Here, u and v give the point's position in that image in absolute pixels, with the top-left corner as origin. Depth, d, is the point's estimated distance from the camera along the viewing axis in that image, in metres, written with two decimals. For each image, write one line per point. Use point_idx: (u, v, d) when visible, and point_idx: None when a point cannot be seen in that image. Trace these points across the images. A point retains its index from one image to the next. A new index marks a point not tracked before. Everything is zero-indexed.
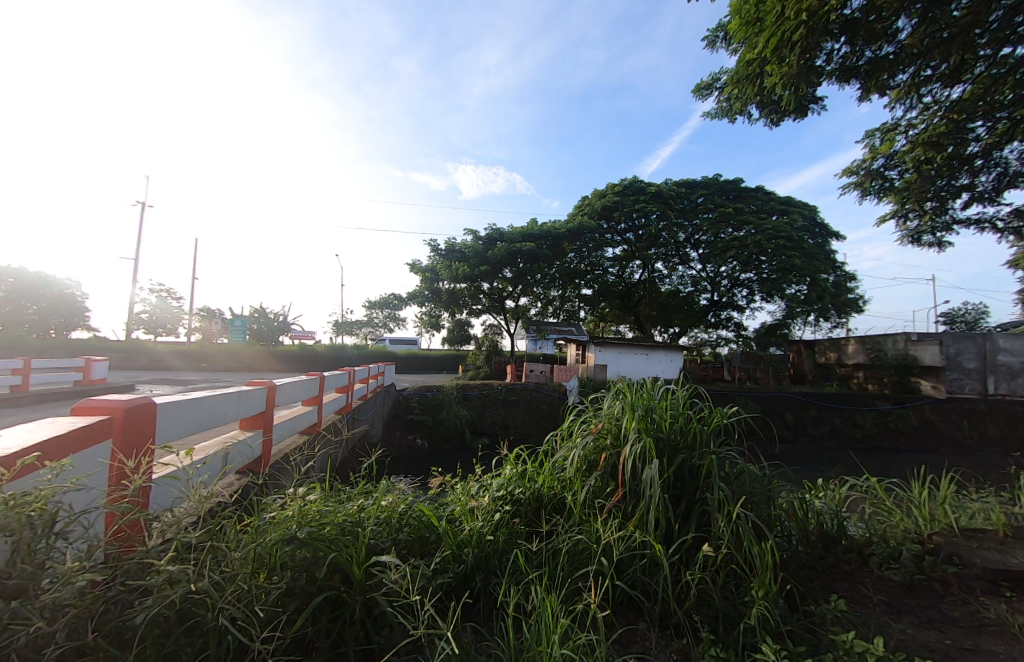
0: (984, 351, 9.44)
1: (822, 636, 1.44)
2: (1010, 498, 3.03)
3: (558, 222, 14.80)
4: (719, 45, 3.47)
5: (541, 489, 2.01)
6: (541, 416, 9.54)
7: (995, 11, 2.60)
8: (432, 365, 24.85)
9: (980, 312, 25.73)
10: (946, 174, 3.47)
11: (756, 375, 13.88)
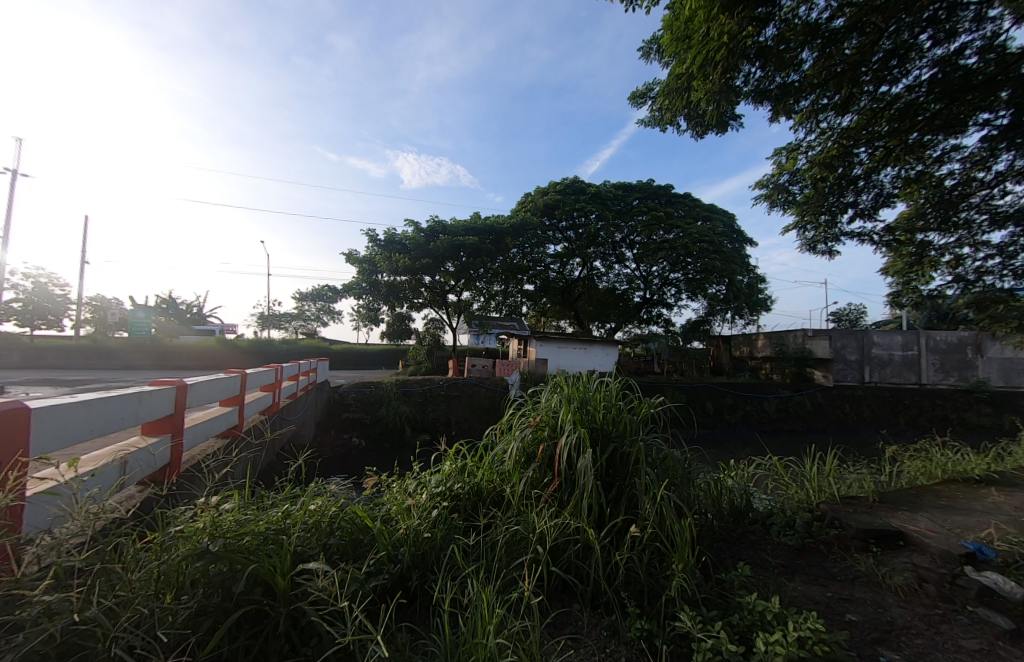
0: (862, 344, 11.12)
1: (730, 599, 1.60)
2: (874, 468, 3.61)
3: (502, 217, 14.86)
4: (653, 56, 3.66)
5: (481, 484, 2.02)
6: (483, 411, 9.60)
7: (876, 53, 3.03)
8: (371, 361, 23.82)
9: (858, 311, 30.15)
10: (837, 192, 3.92)
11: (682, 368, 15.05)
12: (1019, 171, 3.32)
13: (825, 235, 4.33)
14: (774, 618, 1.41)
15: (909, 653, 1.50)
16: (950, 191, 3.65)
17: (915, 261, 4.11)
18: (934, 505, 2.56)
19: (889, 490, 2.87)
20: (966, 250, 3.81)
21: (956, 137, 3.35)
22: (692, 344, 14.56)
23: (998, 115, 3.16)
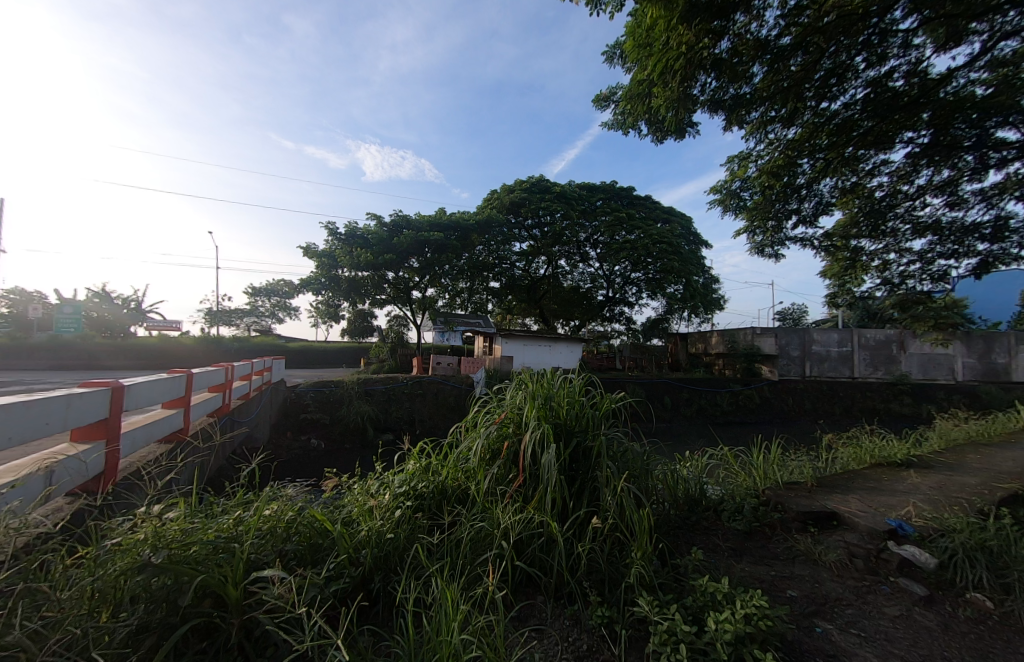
0: (804, 341, 12.00)
1: (684, 582, 1.69)
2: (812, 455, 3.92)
3: (468, 214, 14.74)
4: (616, 61, 3.75)
5: (446, 482, 2.00)
6: (448, 409, 9.51)
7: (818, 70, 3.26)
8: (330, 360, 22.92)
9: (800, 310, 32.50)
10: (782, 199, 4.18)
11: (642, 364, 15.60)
12: (936, 185, 3.70)
13: (772, 239, 4.60)
14: (725, 598, 1.50)
15: (841, 622, 1.66)
16: (879, 202, 4.00)
17: (848, 265, 4.48)
18: (863, 488, 2.82)
19: (825, 475, 3.13)
20: (891, 256, 4.21)
21: (884, 153, 3.68)
22: (651, 342, 15.86)
23: (919, 135, 3.51)
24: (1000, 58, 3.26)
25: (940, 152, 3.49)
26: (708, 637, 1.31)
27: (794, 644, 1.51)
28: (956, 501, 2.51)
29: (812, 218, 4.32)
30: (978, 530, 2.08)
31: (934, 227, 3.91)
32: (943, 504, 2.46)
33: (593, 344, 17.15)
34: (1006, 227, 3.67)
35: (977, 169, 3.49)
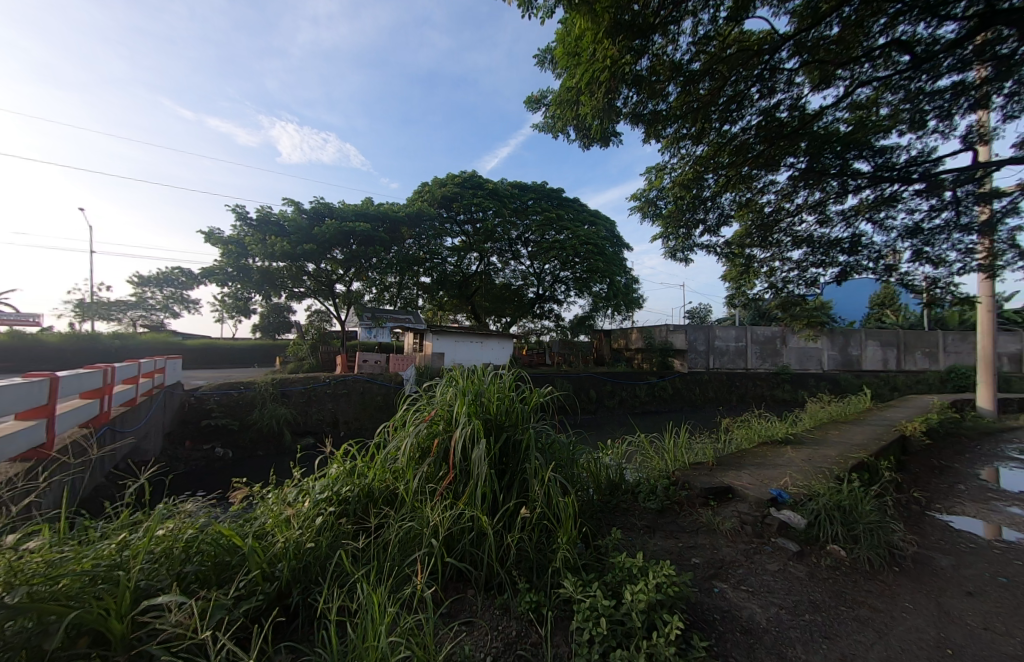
0: (708, 337, 13.46)
1: (605, 561, 1.82)
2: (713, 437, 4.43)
3: (397, 205, 14.16)
4: (547, 66, 3.85)
5: (373, 485, 1.93)
6: (375, 409, 9.09)
7: (721, 96, 3.66)
8: (239, 359, 20.58)
9: (705, 310, 36.40)
10: (691, 209, 4.64)
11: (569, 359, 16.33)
12: (810, 204, 4.37)
13: (682, 245, 5.09)
14: (640, 571, 1.64)
15: (734, 581, 1.93)
16: (767, 217, 4.62)
17: (743, 270, 5.13)
18: (752, 464, 3.27)
19: (723, 454, 3.57)
20: (776, 263, 4.90)
21: (772, 174, 4.26)
22: (578, 338, 16.69)
23: (798, 161, 4.12)
24: (857, 102, 3.92)
25: (814, 177, 4.13)
26: (625, 609, 1.43)
27: (697, 605, 1.72)
28: (820, 470, 3.02)
29: (715, 227, 4.86)
30: (835, 493, 2.53)
31: (808, 240, 4.63)
32: (811, 473, 2.94)
33: (524, 340, 17.57)
34: (859, 243, 4.45)
35: (839, 194, 4.20)
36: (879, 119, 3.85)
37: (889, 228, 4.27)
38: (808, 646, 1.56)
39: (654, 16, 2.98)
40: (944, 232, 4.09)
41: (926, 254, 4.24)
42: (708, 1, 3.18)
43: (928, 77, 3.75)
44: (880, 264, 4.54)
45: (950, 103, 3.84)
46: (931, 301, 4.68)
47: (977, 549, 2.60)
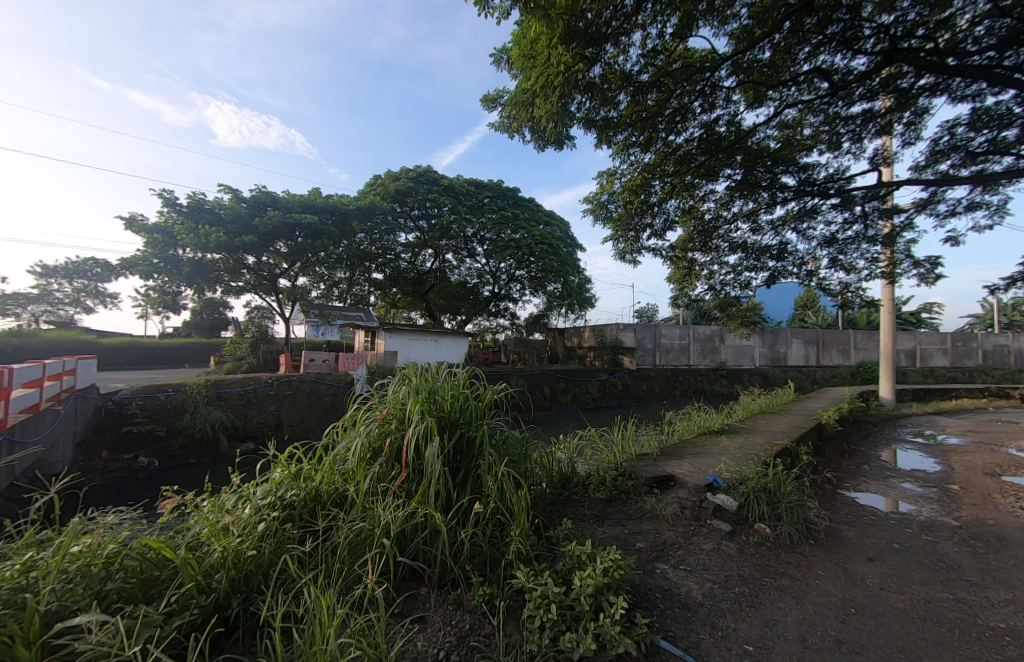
0: (655, 336, 14.20)
1: (556, 550, 1.89)
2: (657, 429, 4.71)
3: (347, 198, 13.56)
4: (503, 66, 3.87)
5: (321, 487, 1.85)
6: (322, 411, 8.63)
7: (668, 107, 3.88)
8: (166, 359, 18.71)
9: (653, 311, 38.32)
10: (640, 214, 4.87)
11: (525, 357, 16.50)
12: (744, 213, 4.76)
13: (631, 247, 5.34)
14: (589, 558, 1.71)
15: (674, 562, 2.08)
16: (708, 223, 4.96)
17: (686, 272, 5.48)
18: (692, 453, 3.52)
19: (666, 445, 3.81)
20: (715, 267, 5.29)
21: (712, 184, 4.58)
22: (532, 335, 17.12)
23: (734, 173, 4.47)
24: (784, 122, 4.31)
25: (748, 188, 4.50)
26: (574, 594, 1.50)
27: (641, 586, 1.83)
28: (751, 457, 3.31)
29: (661, 232, 5.15)
30: (762, 476, 2.79)
31: (742, 246, 5.03)
32: (742, 460, 3.22)
33: (479, 338, 17.52)
34: (785, 250, 4.90)
35: (769, 204, 4.62)
36: (802, 139, 4.27)
37: (810, 238, 4.75)
38: (736, 616, 1.72)
39: (606, 26, 3.10)
40: (856, 242, 4.61)
41: (839, 261, 4.77)
42: (656, 17, 3.36)
43: (844, 103, 4.21)
44: (803, 269, 5.04)
45: (860, 128, 4.34)
46: (844, 303, 5.27)
47: (878, 521, 2.98)
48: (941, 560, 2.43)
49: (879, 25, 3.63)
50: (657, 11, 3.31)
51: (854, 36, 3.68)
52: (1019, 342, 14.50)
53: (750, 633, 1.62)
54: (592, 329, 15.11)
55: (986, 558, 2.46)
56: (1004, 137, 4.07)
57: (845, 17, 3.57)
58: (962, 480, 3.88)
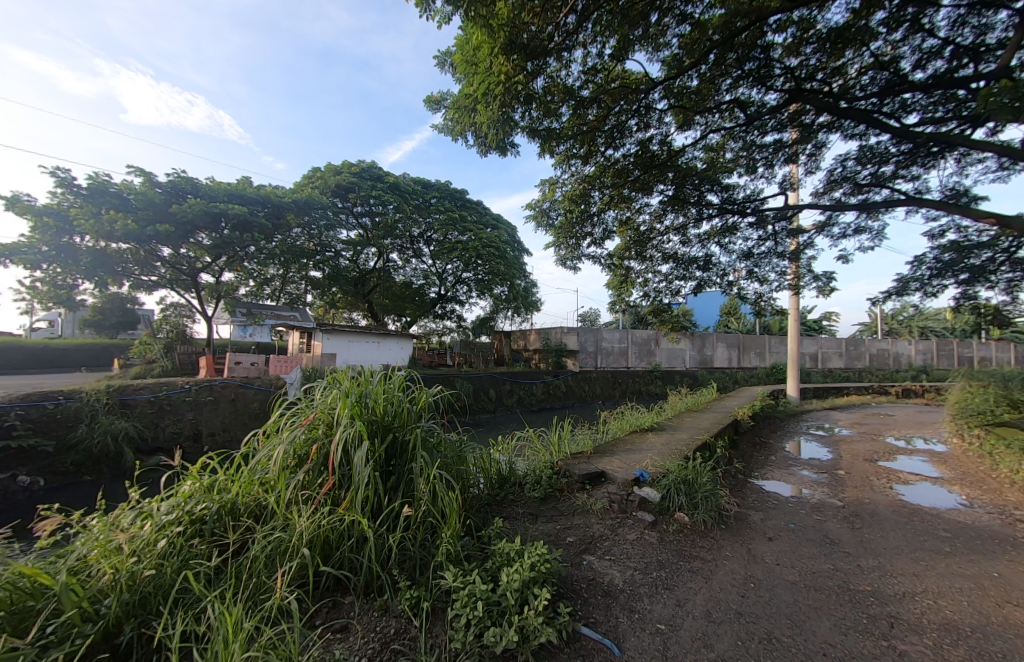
0: (597, 339, 14.71)
1: (486, 548, 1.93)
2: (592, 428, 4.94)
3: (282, 190, 12.70)
4: (446, 69, 3.86)
5: (237, 499, 1.74)
6: (248, 418, 8.04)
7: (606, 123, 4.10)
8: (58, 361, 16.29)
9: (595, 315, 40.03)
10: (579, 223, 5.10)
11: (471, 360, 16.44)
12: (674, 226, 5.16)
13: (571, 254, 5.55)
14: (517, 555, 1.76)
15: (600, 553, 2.21)
16: (642, 234, 5.31)
17: (622, 280, 5.80)
18: (622, 450, 3.74)
19: (599, 444, 4.01)
20: (649, 275, 5.66)
21: (647, 198, 4.90)
22: (479, 338, 17.22)
23: (667, 189, 4.81)
24: (710, 145, 4.72)
25: (678, 203, 4.88)
26: (501, 590, 1.54)
27: (567, 577, 1.93)
28: (674, 451, 3.60)
29: (599, 241, 5.42)
30: (682, 469, 3.03)
31: (673, 256, 5.43)
32: (666, 454, 3.49)
33: (425, 340, 17.20)
34: (710, 262, 5.37)
35: (696, 220, 5.04)
36: (724, 161, 4.70)
37: (730, 251, 5.24)
38: (652, 598, 1.86)
39: (548, 41, 3.21)
40: (768, 257, 5.16)
41: (755, 274, 5.32)
42: (595, 37, 3.56)
43: (759, 133, 4.71)
44: (725, 280, 5.55)
45: (772, 156, 4.88)
46: (759, 311, 5.87)
47: (779, 505, 3.37)
48: (826, 535, 2.81)
49: (787, 66, 4.11)
50: (596, 31, 3.50)
51: (766, 73, 4.14)
52: (895, 346, 17.00)
53: (664, 612, 1.77)
54: (537, 332, 15.42)
55: (860, 531, 2.88)
56: (883, 172, 4.77)
57: (760, 57, 4.01)
58: (847, 467, 4.49)
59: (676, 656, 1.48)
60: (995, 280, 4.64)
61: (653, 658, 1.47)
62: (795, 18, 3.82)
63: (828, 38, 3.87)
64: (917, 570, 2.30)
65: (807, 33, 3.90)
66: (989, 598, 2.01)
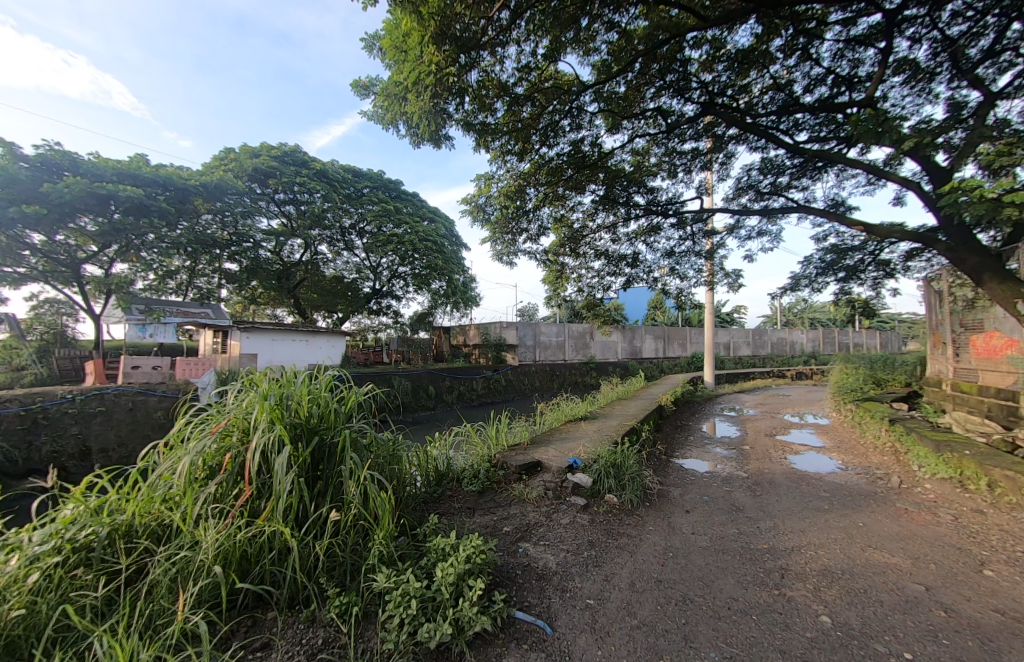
0: (536, 333, 15.03)
1: (421, 547, 1.90)
2: (530, 420, 5.08)
3: (187, 171, 11.27)
4: (374, 53, 3.69)
5: (133, 520, 1.55)
6: (151, 429, 7.06)
7: (541, 122, 4.18)
8: None
9: (533, 310, 40.76)
10: (515, 219, 5.16)
11: (409, 355, 15.93)
12: (605, 224, 5.43)
13: (508, 250, 5.62)
14: (452, 549, 1.76)
15: (536, 539, 2.30)
16: (576, 232, 5.52)
17: (558, 275, 5.99)
18: (557, 439, 3.91)
19: (536, 435, 4.14)
20: (582, 272, 5.92)
21: (579, 197, 5.10)
22: (417, 334, 16.81)
23: (598, 189, 5.04)
24: (637, 149, 5.01)
25: (609, 203, 5.15)
26: (435, 585, 1.52)
27: (504, 566, 1.97)
28: (604, 438, 3.84)
29: (535, 238, 5.56)
30: (611, 454, 3.24)
31: (605, 253, 5.73)
32: (597, 441, 3.71)
33: (359, 337, 16.40)
34: (637, 259, 5.75)
35: (624, 219, 5.37)
36: (649, 165, 5.04)
37: (655, 250, 5.65)
38: (583, 576, 1.99)
39: (480, 35, 3.20)
40: (687, 256, 5.64)
41: (676, 271, 5.79)
42: (528, 35, 3.62)
43: (678, 140, 5.10)
44: (651, 277, 5.98)
45: (690, 162, 5.33)
46: (680, 305, 6.40)
47: (696, 480, 3.75)
48: (733, 503, 3.18)
49: (702, 81, 4.49)
50: (529, 30, 3.56)
51: (685, 86, 4.48)
52: (792, 335, 19.44)
53: (593, 589, 1.89)
54: (477, 327, 15.41)
55: (760, 497, 3.30)
56: (780, 182, 5.41)
57: (679, 70, 4.34)
58: (751, 442, 5.10)
59: (603, 627, 1.59)
60: (864, 278, 5.48)
61: (583, 631, 1.56)
62: (709, 37, 4.18)
63: (735, 59, 4.29)
64: (803, 527, 2.70)
65: (718, 51, 4.28)
66: (855, 544, 2.42)
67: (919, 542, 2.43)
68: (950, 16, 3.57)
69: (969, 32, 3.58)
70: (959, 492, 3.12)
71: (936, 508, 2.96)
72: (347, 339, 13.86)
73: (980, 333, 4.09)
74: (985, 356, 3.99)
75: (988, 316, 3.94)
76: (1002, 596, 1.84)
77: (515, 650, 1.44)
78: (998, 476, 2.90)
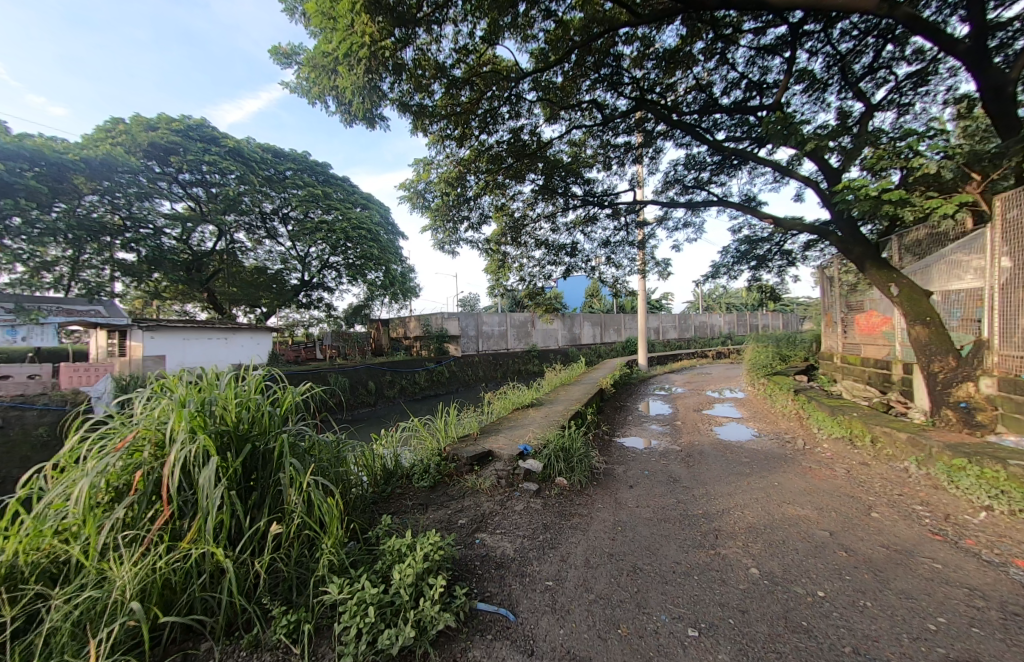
0: (478, 324, 14.91)
1: (375, 550, 1.82)
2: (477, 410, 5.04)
3: (62, 142, 9.41)
4: (296, 18, 3.33)
5: (16, 561, 1.29)
6: (31, 449, 5.96)
7: (480, 107, 4.09)
8: None
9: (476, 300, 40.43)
10: (456, 206, 5.05)
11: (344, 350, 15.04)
12: (546, 213, 5.50)
13: (450, 238, 5.49)
14: (408, 548, 1.70)
15: (492, 529, 2.31)
16: (517, 220, 5.53)
17: (500, 265, 5.98)
18: (506, 428, 3.94)
19: (484, 425, 4.13)
20: (524, 260, 5.96)
21: (520, 185, 5.10)
22: (353, 328, 15.93)
23: (537, 178, 5.08)
24: (574, 140, 5.11)
25: (548, 193, 5.22)
26: (394, 589, 1.46)
27: (462, 559, 1.96)
28: (552, 423, 3.95)
29: (477, 226, 5.48)
30: (559, 438, 3.34)
31: (545, 242, 5.82)
32: (546, 427, 3.81)
33: (286, 332, 15.42)
34: (576, 249, 5.93)
35: (563, 209, 5.48)
36: (585, 156, 5.19)
37: (592, 239, 5.87)
38: (540, 559, 2.04)
39: (417, 11, 3.02)
40: (622, 246, 5.94)
41: (612, 260, 6.07)
42: (466, 16, 3.50)
43: (612, 133, 5.28)
44: (589, 266, 6.21)
45: (623, 155, 5.57)
46: (616, 292, 6.73)
47: (636, 456, 4.01)
48: (670, 475, 3.45)
49: (633, 77, 4.67)
50: (466, 10, 3.44)
51: (617, 80, 4.64)
52: (711, 319, 21.35)
53: (551, 570, 1.94)
54: (418, 319, 14.92)
55: (693, 467, 3.63)
56: (702, 177, 5.85)
57: (612, 65, 4.49)
58: (682, 418, 5.56)
59: (563, 605, 1.65)
60: (772, 266, 6.13)
61: (544, 613, 1.60)
62: (639, 34, 4.34)
63: (663, 57, 4.52)
64: (730, 491, 3.01)
65: (648, 49, 4.48)
66: (774, 502, 2.76)
67: (821, 494, 2.83)
68: (840, 33, 4.06)
69: (855, 49, 4.10)
70: (850, 448, 3.68)
71: (832, 464, 3.46)
72: (274, 334, 12.54)
73: (862, 313, 4.81)
74: (866, 332, 4.70)
75: (868, 297, 4.64)
76: (885, 533, 2.22)
77: (480, 642, 1.44)
78: (879, 433, 3.46)
